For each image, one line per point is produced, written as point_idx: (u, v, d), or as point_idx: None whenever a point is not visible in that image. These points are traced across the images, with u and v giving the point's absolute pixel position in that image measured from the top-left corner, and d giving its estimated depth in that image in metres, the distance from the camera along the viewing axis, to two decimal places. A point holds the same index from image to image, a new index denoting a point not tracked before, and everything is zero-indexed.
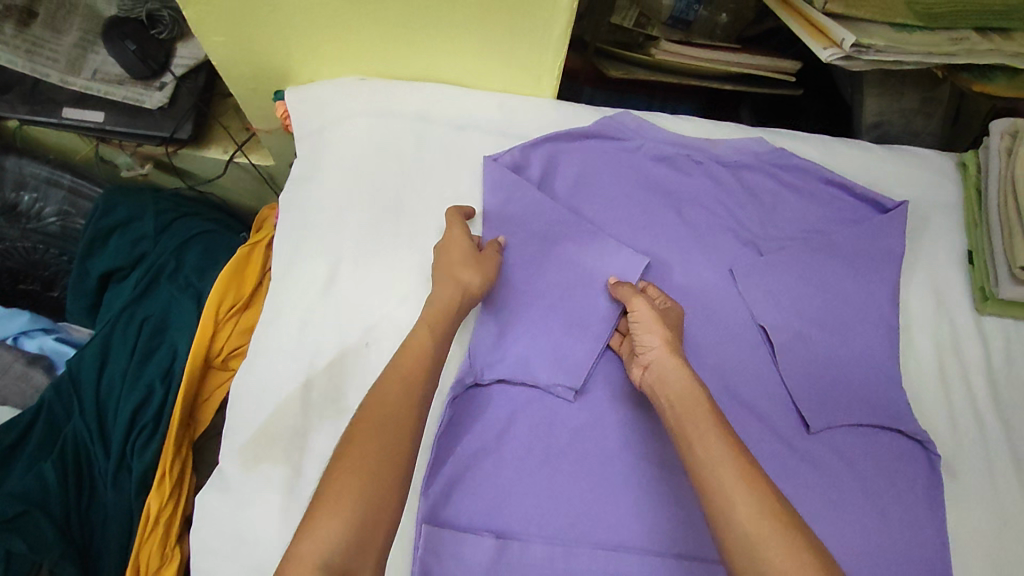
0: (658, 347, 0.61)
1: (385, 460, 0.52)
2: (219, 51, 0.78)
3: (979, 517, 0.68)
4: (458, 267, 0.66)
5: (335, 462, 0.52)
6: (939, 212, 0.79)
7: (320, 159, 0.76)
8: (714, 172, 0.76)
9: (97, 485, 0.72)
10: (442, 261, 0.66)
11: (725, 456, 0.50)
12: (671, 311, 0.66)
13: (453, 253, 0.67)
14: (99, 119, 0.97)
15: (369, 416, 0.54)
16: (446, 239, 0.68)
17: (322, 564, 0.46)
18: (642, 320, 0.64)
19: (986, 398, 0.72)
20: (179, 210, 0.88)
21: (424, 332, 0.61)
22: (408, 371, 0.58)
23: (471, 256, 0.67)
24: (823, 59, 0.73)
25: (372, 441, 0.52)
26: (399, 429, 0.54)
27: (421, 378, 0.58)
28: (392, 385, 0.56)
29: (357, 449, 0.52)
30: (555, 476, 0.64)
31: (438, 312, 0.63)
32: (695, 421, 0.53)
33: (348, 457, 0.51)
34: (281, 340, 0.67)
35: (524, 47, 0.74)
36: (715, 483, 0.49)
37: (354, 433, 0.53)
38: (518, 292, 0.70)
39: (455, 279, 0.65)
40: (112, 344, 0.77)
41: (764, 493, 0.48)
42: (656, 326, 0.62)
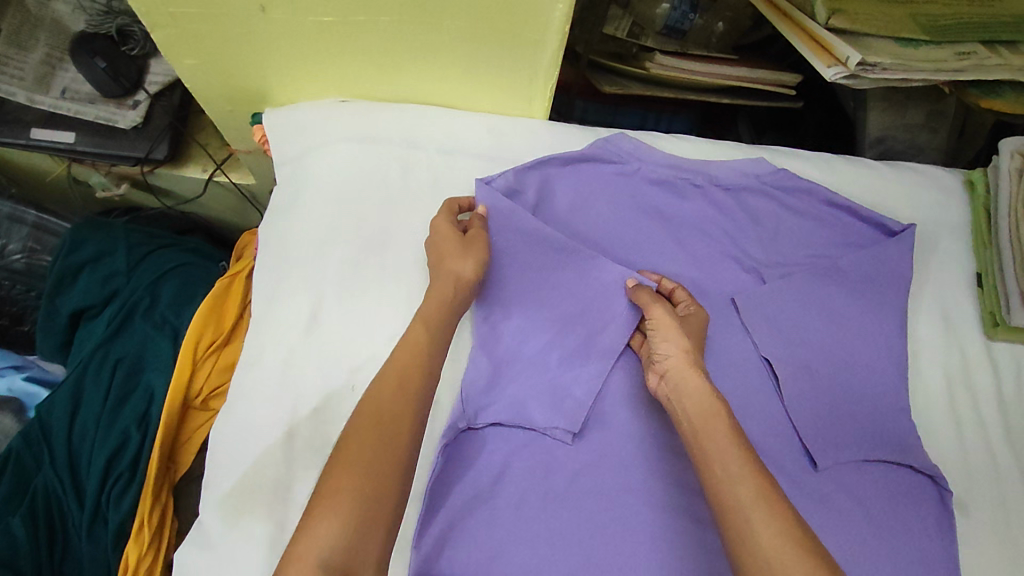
0: (676, 352, 0.58)
1: (384, 455, 0.50)
2: (191, 75, 0.74)
3: (994, 556, 0.64)
4: (447, 257, 0.63)
5: (333, 459, 0.50)
6: (947, 233, 0.76)
7: (301, 187, 0.72)
8: (713, 198, 0.73)
9: (71, 539, 0.69)
10: (433, 254, 0.64)
11: (745, 468, 0.47)
12: (694, 316, 0.63)
13: (443, 244, 0.64)
14: (70, 139, 0.92)
15: (368, 411, 0.52)
16: (434, 234, 0.65)
17: (320, 563, 0.44)
18: (661, 325, 0.61)
19: (996, 429, 0.69)
20: (153, 243, 0.85)
21: (420, 326, 0.59)
22: (405, 363, 0.56)
23: (460, 244, 0.64)
24: (828, 78, 0.70)
25: (371, 435, 0.51)
26: (398, 425, 0.52)
27: (417, 368, 0.56)
28: (390, 379, 0.55)
29: (354, 445, 0.50)
30: (553, 523, 0.60)
31: (433, 308, 0.61)
32: (712, 431, 0.51)
33: (347, 450, 0.50)
34: (261, 382, 0.64)
35: (514, 68, 0.71)
36: (731, 498, 0.46)
37: (352, 429, 0.51)
38: (515, 328, 0.67)
39: (444, 273, 0.63)
40: (85, 387, 0.73)
41: (781, 509, 0.45)
42: (676, 332, 0.60)
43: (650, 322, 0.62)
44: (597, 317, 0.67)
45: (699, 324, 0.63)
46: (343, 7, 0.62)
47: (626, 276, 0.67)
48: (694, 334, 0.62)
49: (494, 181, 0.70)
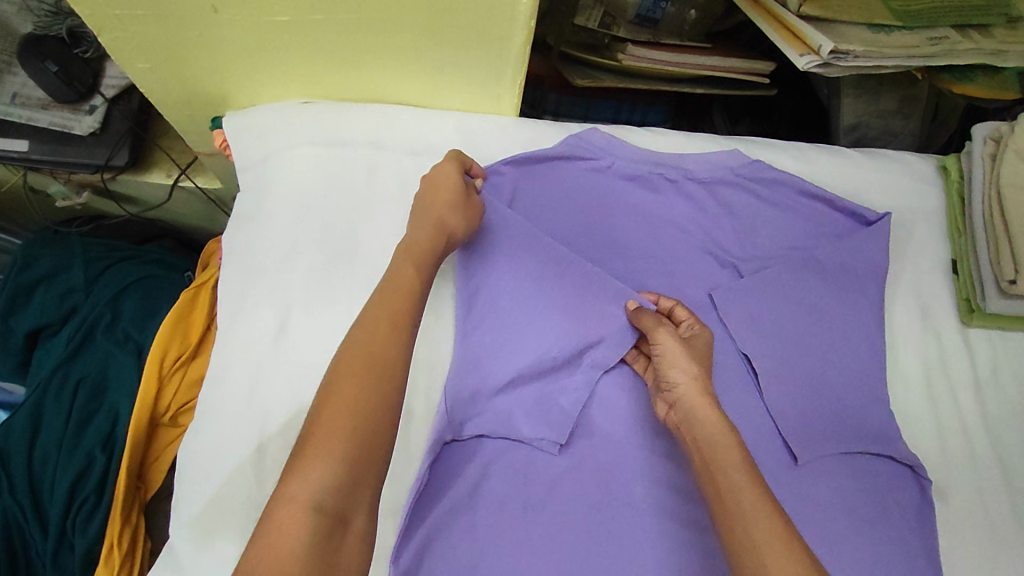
0: (689, 381, 0.58)
1: (377, 397, 0.48)
2: (145, 79, 0.71)
3: (973, 542, 0.64)
4: (442, 208, 0.62)
5: (324, 399, 0.47)
6: (923, 221, 0.76)
7: (264, 194, 0.70)
8: (688, 192, 0.72)
9: (37, 565, 0.67)
10: (429, 199, 0.63)
11: (758, 503, 0.46)
12: (701, 341, 0.63)
13: (438, 194, 0.63)
14: (23, 148, 0.88)
15: (362, 352, 0.50)
16: (435, 176, 0.64)
17: (313, 506, 0.42)
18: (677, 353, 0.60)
19: (973, 415, 0.69)
20: (111, 256, 0.82)
21: (413, 269, 0.57)
22: (395, 308, 0.53)
23: (458, 196, 0.63)
24: (800, 67, 0.69)
25: (363, 378, 0.48)
26: (387, 367, 0.49)
27: (406, 312, 0.53)
28: (381, 323, 0.52)
29: (347, 387, 0.47)
30: (535, 529, 0.59)
31: (419, 251, 0.59)
32: (724, 466, 0.50)
33: (340, 394, 0.47)
34: (229, 397, 0.61)
35: (480, 64, 0.69)
36: (746, 538, 0.45)
37: (340, 370, 0.49)
38: (500, 334, 0.65)
39: (438, 221, 0.61)
40: (44, 413, 0.70)
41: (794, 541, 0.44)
42: (687, 358, 0.60)
43: (657, 349, 0.62)
44: (590, 332, 0.66)
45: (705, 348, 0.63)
46: (299, 5, 0.59)
47: (625, 295, 0.67)
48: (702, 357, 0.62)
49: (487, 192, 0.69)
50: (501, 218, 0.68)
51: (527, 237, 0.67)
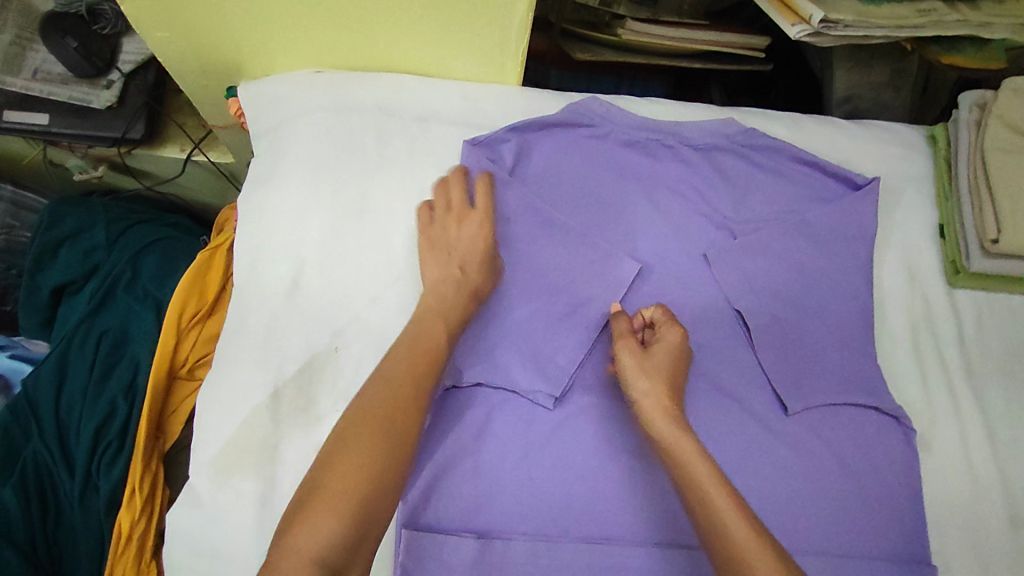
0: (661, 398, 0.58)
1: (386, 457, 0.50)
2: (163, 48, 0.74)
3: (954, 488, 0.67)
4: (474, 269, 0.65)
5: (333, 454, 0.50)
6: (910, 187, 0.78)
7: (276, 158, 0.73)
8: (685, 157, 0.75)
9: (63, 506, 0.71)
10: (461, 254, 0.65)
11: (751, 539, 0.47)
12: (677, 350, 0.63)
13: (464, 247, 0.66)
14: (44, 121, 0.92)
15: (380, 413, 0.52)
16: (461, 227, 0.67)
17: (316, 559, 0.44)
18: (639, 370, 0.61)
19: (957, 371, 0.72)
20: (132, 218, 0.86)
21: (441, 327, 0.60)
22: (416, 362, 0.57)
23: (489, 262, 0.66)
24: (792, 36, 0.72)
25: (376, 435, 0.51)
26: (400, 433, 0.52)
27: (427, 372, 0.56)
28: (403, 377, 0.55)
29: (360, 441, 0.50)
30: (535, 472, 0.63)
31: (452, 318, 0.62)
32: (710, 498, 0.50)
33: (349, 451, 0.49)
34: (245, 348, 0.64)
35: (485, 34, 0.72)
36: (735, 550, 0.46)
37: (352, 427, 0.51)
38: (503, 292, 0.69)
39: (470, 288, 0.64)
40: (69, 363, 0.74)
41: (784, 566, 0.45)
42: (645, 372, 0.60)
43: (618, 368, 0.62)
44: (581, 292, 0.70)
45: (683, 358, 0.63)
46: None
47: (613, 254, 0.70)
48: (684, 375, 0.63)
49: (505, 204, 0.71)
50: (516, 233, 0.71)
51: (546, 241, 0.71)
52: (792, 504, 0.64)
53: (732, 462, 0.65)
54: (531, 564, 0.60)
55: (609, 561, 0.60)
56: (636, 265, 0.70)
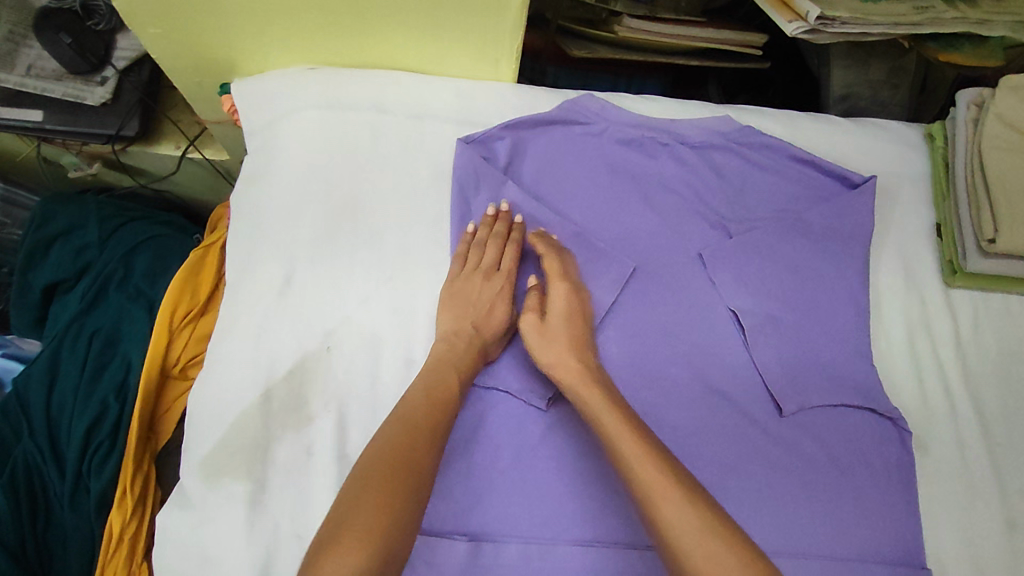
0: (565, 359, 0.61)
1: (405, 489, 0.50)
2: (156, 45, 0.73)
3: (950, 490, 0.67)
4: (488, 331, 0.65)
5: (355, 490, 0.49)
6: (907, 186, 0.78)
7: (269, 156, 0.72)
8: (680, 155, 0.75)
9: (54, 507, 0.70)
10: (478, 315, 0.65)
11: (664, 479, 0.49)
12: (565, 298, 0.65)
13: (478, 306, 0.66)
14: (37, 118, 0.91)
15: (396, 451, 0.52)
16: (478, 287, 0.67)
17: None
18: (543, 335, 0.64)
19: (954, 372, 0.71)
20: (124, 216, 0.85)
21: (454, 376, 0.61)
22: (432, 402, 0.57)
23: (502, 328, 0.66)
24: (789, 33, 0.71)
25: (398, 472, 0.51)
26: (419, 469, 0.52)
27: (444, 414, 0.57)
28: (420, 415, 0.56)
29: (382, 477, 0.50)
30: (528, 474, 0.62)
31: (463, 374, 0.62)
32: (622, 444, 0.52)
33: (371, 487, 0.49)
34: (236, 348, 0.64)
35: (479, 30, 0.71)
36: (639, 486, 0.50)
37: (373, 464, 0.51)
38: None
39: (482, 348, 0.64)
40: (61, 362, 0.74)
41: (695, 499, 0.48)
42: (551, 346, 0.62)
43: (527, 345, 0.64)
44: None
45: (574, 300, 0.66)
46: None
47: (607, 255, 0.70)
48: (587, 319, 0.66)
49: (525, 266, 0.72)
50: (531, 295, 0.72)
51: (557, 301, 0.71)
52: (786, 506, 0.64)
53: (725, 462, 0.65)
54: (524, 566, 0.59)
55: (601, 564, 0.60)
56: (630, 266, 0.69)
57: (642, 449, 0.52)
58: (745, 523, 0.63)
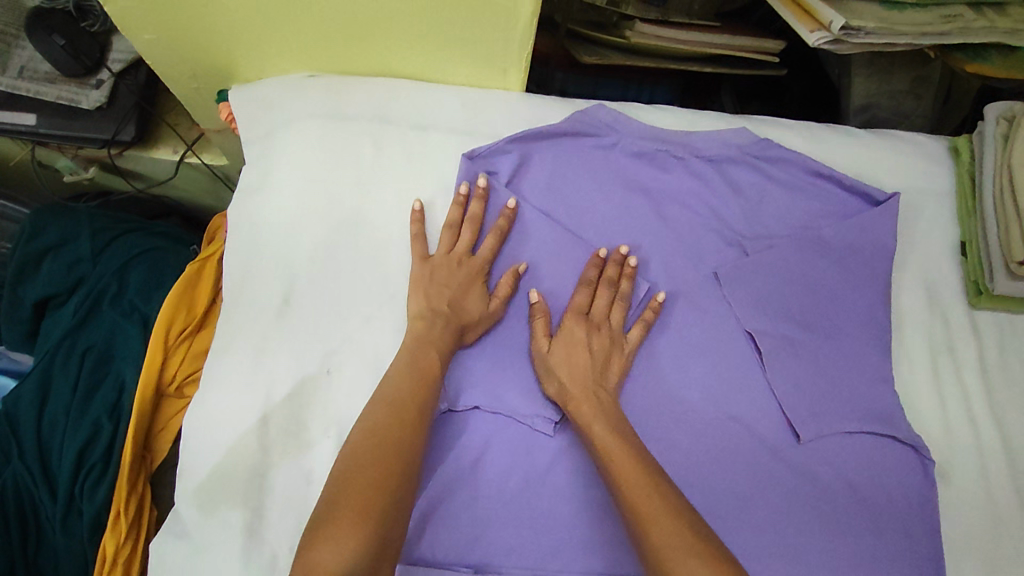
0: (573, 386, 0.60)
1: (398, 466, 0.50)
2: (151, 51, 0.70)
3: (975, 521, 0.64)
4: (462, 309, 0.63)
5: (348, 469, 0.49)
6: (930, 201, 0.75)
7: (268, 168, 0.70)
8: (695, 169, 0.72)
9: (46, 530, 0.68)
10: (448, 294, 0.63)
11: (637, 476, 0.52)
12: (573, 328, 0.64)
13: (450, 286, 0.63)
14: (31, 122, 0.88)
15: (384, 430, 0.52)
16: (448, 267, 0.64)
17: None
18: (544, 365, 0.62)
19: (978, 397, 0.69)
20: (119, 228, 0.83)
21: (434, 353, 0.59)
22: (418, 375, 0.57)
23: (479, 310, 0.64)
24: (811, 43, 0.68)
25: (390, 446, 0.51)
26: (408, 446, 0.51)
27: (426, 389, 0.56)
28: (404, 390, 0.55)
29: (375, 456, 0.49)
30: (536, 502, 0.60)
31: (441, 352, 0.60)
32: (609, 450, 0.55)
33: (364, 466, 0.49)
34: (233, 368, 0.62)
35: (486, 38, 0.68)
36: (618, 476, 0.52)
37: (360, 443, 0.51)
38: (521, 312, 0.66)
39: (456, 328, 0.62)
40: (52, 380, 0.72)
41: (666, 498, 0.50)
42: (569, 368, 0.62)
43: (542, 353, 0.63)
44: None
45: (578, 331, 0.64)
46: None
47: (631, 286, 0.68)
48: (596, 353, 0.63)
49: (518, 250, 0.68)
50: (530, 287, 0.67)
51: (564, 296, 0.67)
52: (804, 538, 0.61)
53: (740, 493, 0.63)
54: None
55: None
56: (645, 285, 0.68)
57: (632, 460, 0.53)
58: (761, 554, 0.60)
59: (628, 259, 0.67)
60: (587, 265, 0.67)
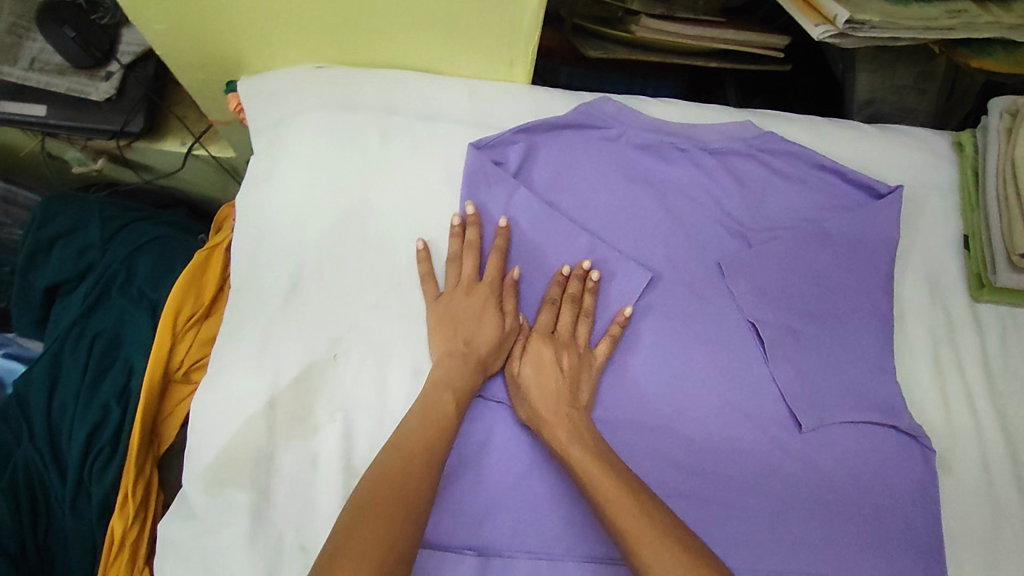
0: (541, 409, 0.60)
1: (403, 518, 0.48)
2: (162, 41, 0.71)
3: (975, 511, 0.65)
4: (478, 342, 0.62)
5: (351, 519, 0.47)
6: (934, 195, 0.75)
7: (276, 157, 0.70)
8: (699, 161, 0.72)
9: (55, 511, 0.69)
10: (460, 328, 0.62)
11: (637, 522, 0.49)
12: (539, 348, 0.64)
13: (462, 321, 0.63)
14: (41, 113, 0.89)
15: (391, 479, 0.51)
16: (462, 303, 0.64)
17: None
18: (517, 389, 0.62)
19: (980, 389, 0.69)
20: (128, 216, 0.84)
21: (450, 396, 0.58)
22: (434, 421, 0.56)
23: (495, 337, 0.63)
24: (816, 37, 0.69)
25: (395, 496, 0.49)
26: (416, 498, 0.50)
27: (442, 435, 0.56)
28: (416, 438, 0.54)
29: (380, 507, 0.48)
30: (540, 488, 0.60)
31: (461, 386, 0.59)
32: (601, 490, 0.52)
33: (368, 517, 0.47)
34: (241, 354, 0.62)
35: (493, 30, 0.69)
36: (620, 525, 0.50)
37: (366, 494, 0.49)
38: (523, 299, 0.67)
39: (477, 362, 0.62)
40: (63, 364, 0.73)
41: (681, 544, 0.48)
42: (542, 389, 0.61)
43: (515, 378, 0.63)
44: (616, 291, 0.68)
45: (545, 351, 0.63)
46: None
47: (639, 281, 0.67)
48: (567, 371, 0.62)
49: (524, 242, 0.68)
50: (533, 271, 0.68)
51: None
52: (804, 524, 0.62)
53: (741, 481, 0.63)
54: None
55: None
56: (645, 274, 0.67)
57: (618, 484, 0.52)
58: (761, 540, 0.61)
59: (590, 274, 0.66)
60: (549, 284, 0.67)
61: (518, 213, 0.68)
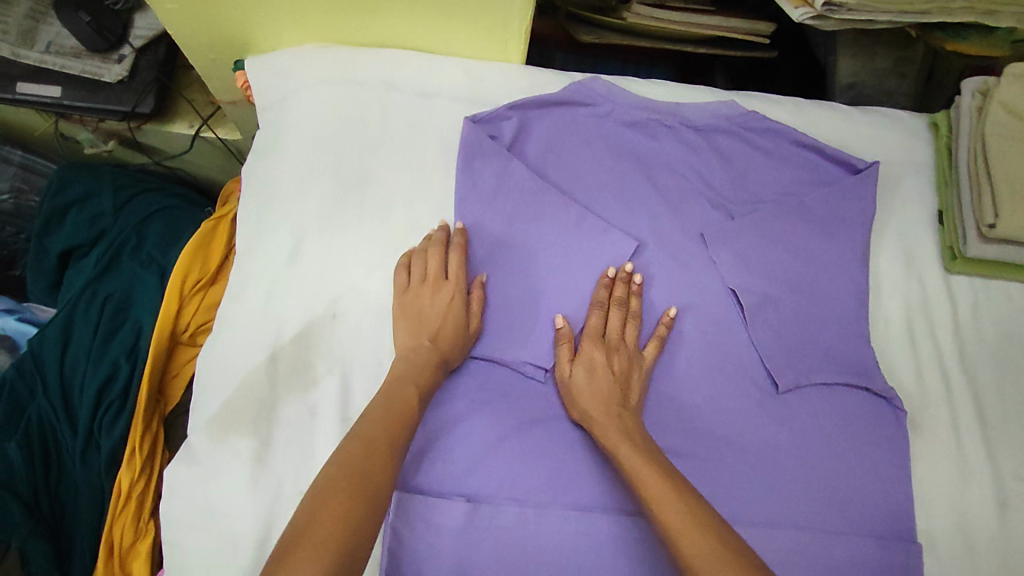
0: (595, 411, 0.61)
1: (362, 502, 0.47)
2: (172, 21, 0.75)
3: (944, 469, 0.67)
4: (441, 339, 0.63)
5: (314, 501, 0.46)
6: (910, 172, 0.78)
7: (280, 130, 0.74)
8: (684, 137, 0.76)
9: (65, 463, 0.73)
10: (426, 326, 0.63)
11: (679, 517, 0.49)
12: (591, 352, 0.65)
13: (428, 318, 0.64)
14: (55, 93, 0.93)
15: (353, 462, 0.50)
16: (425, 303, 0.65)
17: None
18: (569, 391, 0.64)
19: (952, 355, 0.72)
20: (139, 186, 0.87)
21: (412, 387, 0.59)
22: (396, 410, 0.56)
23: (457, 332, 0.64)
24: (795, 19, 0.72)
25: (354, 477, 0.49)
26: (376, 482, 0.49)
27: (404, 423, 0.56)
28: (381, 425, 0.54)
29: (341, 487, 0.47)
30: (529, 440, 0.64)
31: (424, 377, 0.60)
32: (649, 489, 0.53)
33: (329, 499, 0.46)
34: (244, 313, 0.66)
35: (487, 11, 0.72)
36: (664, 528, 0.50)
37: (327, 479, 0.48)
38: (512, 267, 0.70)
39: (439, 358, 0.62)
40: (75, 325, 0.76)
41: (706, 529, 0.48)
42: (593, 391, 0.63)
43: (566, 379, 0.64)
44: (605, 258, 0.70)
45: (597, 354, 0.65)
46: None
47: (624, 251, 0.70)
48: (618, 374, 0.64)
49: (516, 213, 0.71)
50: (525, 240, 0.70)
51: (545, 257, 0.70)
52: (777, 477, 0.65)
53: (719, 437, 0.66)
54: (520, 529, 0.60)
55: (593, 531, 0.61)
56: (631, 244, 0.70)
57: (667, 486, 0.53)
58: (736, 491, 0.64)
59: (634, 276, 0.68)
60: (596, 286, 0.69)
61: (511, 185, 0.71)
